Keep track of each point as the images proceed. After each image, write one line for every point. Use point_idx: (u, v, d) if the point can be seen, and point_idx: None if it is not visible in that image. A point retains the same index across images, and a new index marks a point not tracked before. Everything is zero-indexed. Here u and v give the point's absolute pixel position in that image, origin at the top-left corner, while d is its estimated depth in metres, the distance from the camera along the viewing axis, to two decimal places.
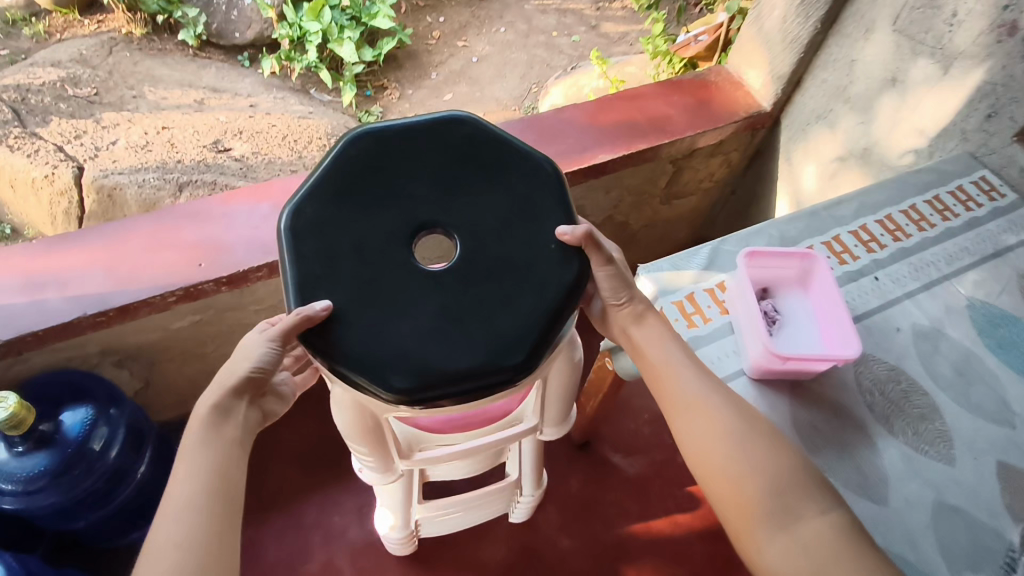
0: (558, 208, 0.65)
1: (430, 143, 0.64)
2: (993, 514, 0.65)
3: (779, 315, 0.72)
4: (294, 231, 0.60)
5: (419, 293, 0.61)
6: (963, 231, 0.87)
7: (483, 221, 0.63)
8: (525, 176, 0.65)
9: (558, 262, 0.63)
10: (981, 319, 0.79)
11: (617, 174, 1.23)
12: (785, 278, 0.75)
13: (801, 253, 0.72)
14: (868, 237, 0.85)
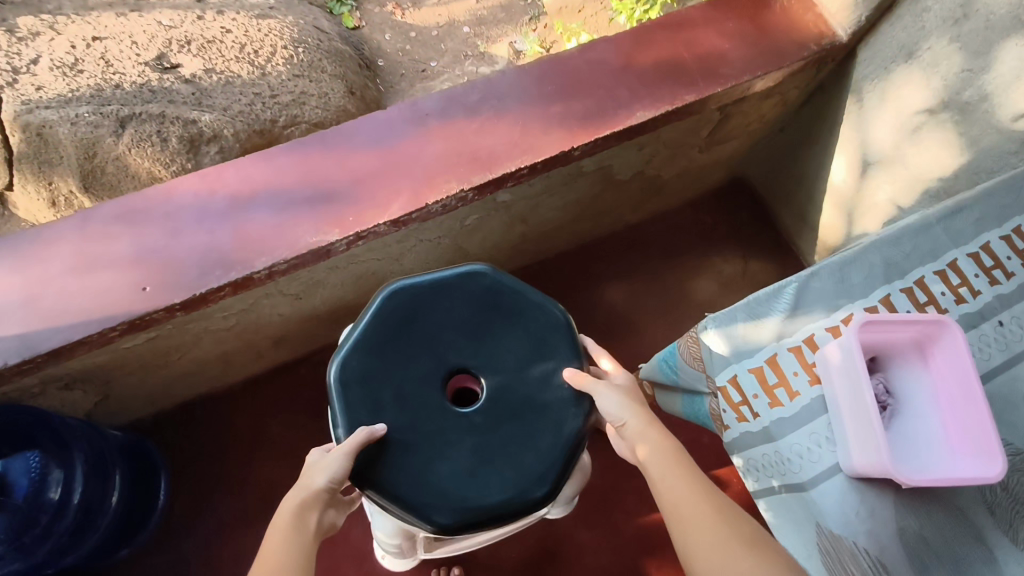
0: (571, 348, 0.65)
1: (455, 293, 0.65)
2: None
3: (891, 399, 0.58)
4: (342, 384, 0.60)
5: (453, 434, 0.60)
6: None
7: (508, 362, 0.63)
8: (542, 318, 0.66)
9: (571, 402, 0.63)
10: None
11: (656, 130, 1.00)
12: (901, 345, 0.59)
13: (926, 321, 0.56)
14: (991, 262, 0.67)
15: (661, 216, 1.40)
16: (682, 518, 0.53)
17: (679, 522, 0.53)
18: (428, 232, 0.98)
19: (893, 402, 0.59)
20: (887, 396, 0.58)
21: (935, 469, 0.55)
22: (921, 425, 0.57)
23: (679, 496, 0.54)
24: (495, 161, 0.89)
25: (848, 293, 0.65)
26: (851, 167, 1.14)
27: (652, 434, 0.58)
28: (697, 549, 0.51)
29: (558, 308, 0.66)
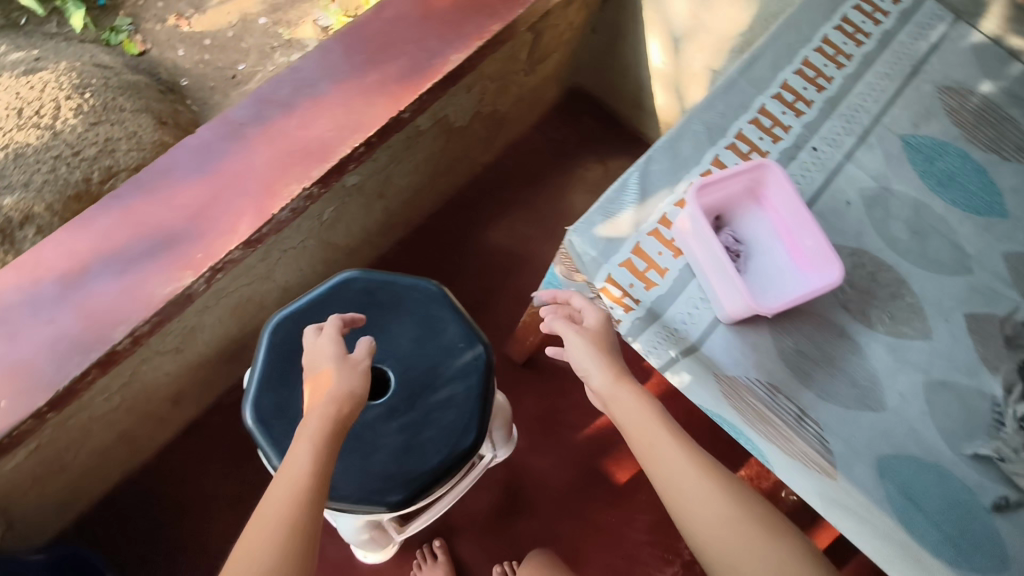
0: (451, 307, 0.66)
1: (331, 304, 0.65)
2: (972, 373, 0.65)
3: (742, 246, 0.64)
4: (262, 424, 0.59)
5: (377, 423, 0.60)
6: (879, 54, 0.78)
7: (402, 342, 0.64)
8: (414, 293, 0.66)
9: (466, 349, 0.64)
10: (917, 157, 0.74)
11: (476, 67, 1.01)
12: (737, 198, 0.65)
13: (751, 167, 0.62)
14: (792, 98, 0.74)
15: (514, 146, 1.42)
16: (691, 497, 0.53)
17: (686, 498, 0.53)
18: (288, 239, 0.95)
19: (744, 249, 0.65)
20: (738, 244, 0.64)
21: (792, 292, 0.61)
22: (771, 260, 0.64)
23: (683, 471, 0.54)
24: (329, 149, 0.86)
25: (684, 167, 0.70)
26: (665, 46, 1.19)
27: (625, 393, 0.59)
28: (712, 527, 0.52)
29: (424, 279, 0.66)
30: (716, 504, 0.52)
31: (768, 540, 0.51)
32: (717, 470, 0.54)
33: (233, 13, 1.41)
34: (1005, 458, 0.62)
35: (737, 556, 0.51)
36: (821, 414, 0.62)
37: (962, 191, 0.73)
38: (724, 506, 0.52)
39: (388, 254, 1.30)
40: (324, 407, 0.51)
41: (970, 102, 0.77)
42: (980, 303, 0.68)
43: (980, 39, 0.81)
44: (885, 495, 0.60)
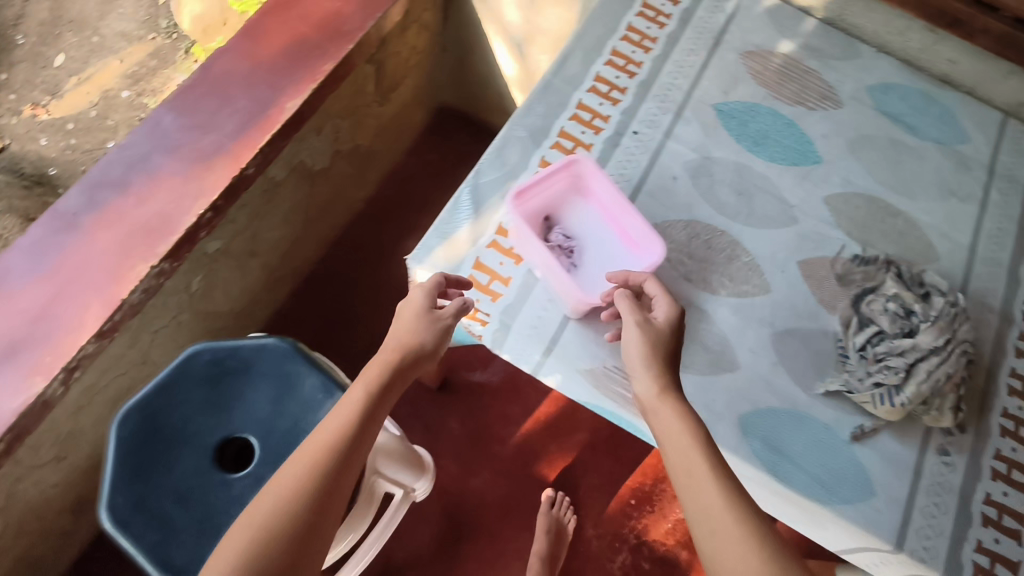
0: (306, 360, 0.65)
1: (178, 383, 0.62)
2: (813, 315, 0.69)
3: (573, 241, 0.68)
4: (121, 524, 0.56)
5: (246, 496, 0.59)
6: (682, 32, 0.84)
7: (261, 408, 0.63)
8: (265, 355, 0.65)
9: (327, 400, 0.64)
10: (730, 122, 0.78)
11: (319, 108, 1.01)
12: (562, 197, 0.70)
13: (566, 165, 0.67)
14: (607, 88, 0.78)
15: (391, 175, 1.43)
16: (720, 539, 0.48)
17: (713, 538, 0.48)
18: (156, 319, 0.93)
19: (576, 243, 0.69)
20: (570, 241, 0.68)
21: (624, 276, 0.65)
22: (601, 250, 0.68)
23: (717, 514, 0.49)
24: (172, 222, 0.84)
25: (513, 174, 0.71)
26: (511, 53, 1.25)
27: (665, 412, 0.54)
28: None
29: (273, 338, 0.65)
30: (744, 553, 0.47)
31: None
32: (757, 527, 0.48)
33: (89, 89, 1.06)
34: (853, 390, 0.64)
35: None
36: None
37: (776, 146, 0.78)
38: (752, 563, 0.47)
39: (284, 308, 1.28)
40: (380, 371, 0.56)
41: (772, 61, 0.83)
42: (808, 249, 0.73)
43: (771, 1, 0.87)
44: (750, 452, 0.63)
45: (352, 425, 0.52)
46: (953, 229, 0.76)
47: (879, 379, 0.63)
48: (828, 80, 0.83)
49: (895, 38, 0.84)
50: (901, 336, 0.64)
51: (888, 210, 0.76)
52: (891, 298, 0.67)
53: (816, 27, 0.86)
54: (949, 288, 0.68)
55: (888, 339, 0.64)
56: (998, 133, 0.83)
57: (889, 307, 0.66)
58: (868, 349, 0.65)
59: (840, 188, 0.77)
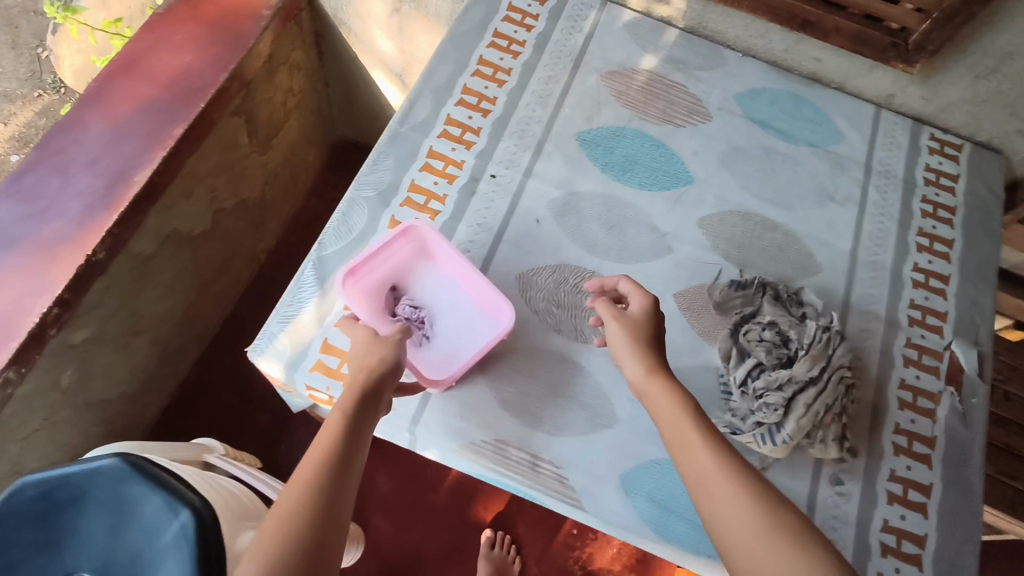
0: (139, 478, 0.59)
1: (10, 523, 0.60)
2: (694, 351, 0.66)
3: (422, 310, 0.68)
4: None
5: None
6: (538, 58, 0.79)
7: (95, 541, 0.59)
8: (95, 479, 0.59)
9: (167, 517, 0.57)
10: (595, 151, 0.74)
11: (180, 172, 0.94)
12: (405, 264, 0.69)
13: (401, 232, 0.66)
14: (459, 131, 0.73)
15: (293, 220, 1.36)
16: (719, 502, 0.45)
17: (712, 506, 0.46)
18: (22, 425, 0.85)
19: (424, 312, 0.68)
20: (419, 310, 0.68)
21: (475, 344, 0.66)
22: (450, 316, 0.68)
23: (716, 476, 0.46)
24: (14, 326, 0.77)
25: (360, 240, 0.67)
26: (393, 83, 1.21)
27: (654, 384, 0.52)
28: (739, 540, 0.44)
29: (103, 460, 0.60)
30: (751, 512, 0.44)
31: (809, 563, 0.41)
32: (758, 482, 0.46)
33: None
34: (737, 431, 0.61)
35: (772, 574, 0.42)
36: (554, 454, 0.60)
37: (645, 171, 0.74)
38: (760, 522, 0.44)
39: (188, 379, 1.19)
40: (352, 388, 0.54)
41: (635, 78, 0.80)
42: (686, 278, 0.69)
43: (631, 15, 0.84)
44: (636, 514, 0.59)
45: (334, 441, 0.51)
46: (832, 236, 0.74)
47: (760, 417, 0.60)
48: (696, 93, 0.80)
49: (758, 41, 0.83)
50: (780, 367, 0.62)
51: (765, 225, 0.73)
52: (767, 326, 0.64)
53: (679, 38, 0.84)
54: (824, 309, 0.66)
55: (766, 371, 0.61)
56: (871, 127, 0.82)
57: (766, 336, 0.63)
58: (749, 384, 0.62)
59: (715, 208, 0.73)
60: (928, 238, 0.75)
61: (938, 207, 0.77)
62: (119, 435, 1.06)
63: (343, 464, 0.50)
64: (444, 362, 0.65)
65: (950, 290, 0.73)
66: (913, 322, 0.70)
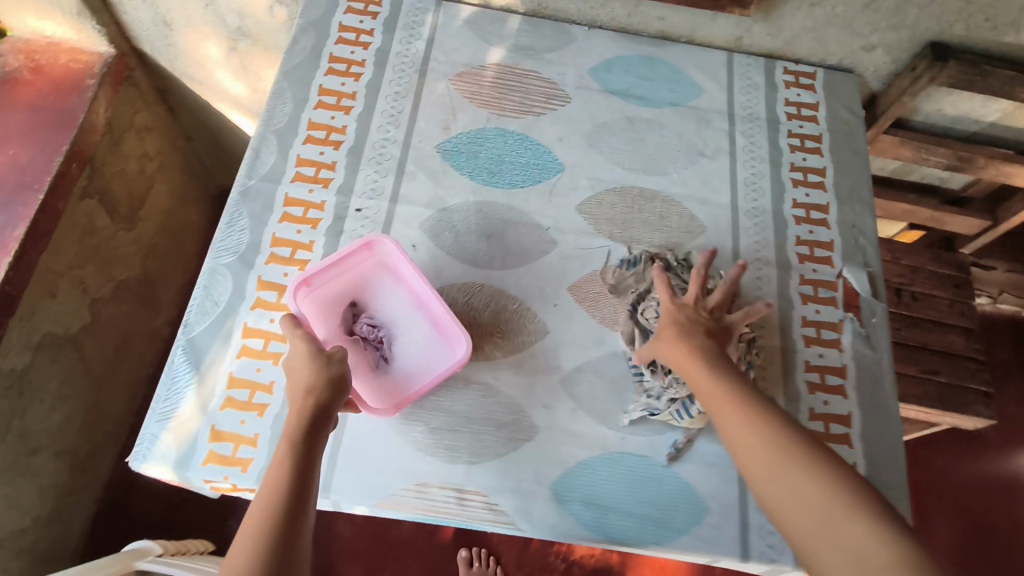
0: None
1: None
2: (598, 339, 0.65)
3: (380, 333, 0.64)
4: None
5: None
6: (382, 76, 0.76)
7: None
8: None
9: None
10: (459, 160, 0.72)
11: (35, 272, 0.87)
12: (369, 280, 0.65)
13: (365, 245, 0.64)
14: (313, 170, 0.69)
15: (190, 284, 1.29)
16: (733, 431, 0.48)
17: (735, 445, 0.48)
18: None
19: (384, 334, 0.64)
20: (377, 330, 0.64)
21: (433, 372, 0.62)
22: (409, 342, 0.64)
23: (729, 408, 0.49)
24: None
25: (231, 311, 0.62)
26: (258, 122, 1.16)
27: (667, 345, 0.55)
28: (754, 463, 0.46)
29: None
30: (775, 459, 0.45)
31: (843, 501, 0.42)
32: (767, 411, 0.48)
33: None
34: (655, 412, 0.61)
35: (805, 521, 0.42)
36: (479, 483, 0.58)
37: (513, 168, 0.73)
38: (788, 469, 0.44)
39: (114, 478, 1.12)
40: (292, 414, 0.50)
41: (485, 75, 0.78)
42: (576, 268, 0.68)
43: (468, 10, 0.82)
44: (574, 521, 0.57)
45: (282, 469, 0.47)
46: (710, 191, 0.74)
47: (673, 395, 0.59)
48: (549, 77, 0.79)
49: (600, 11, 0.82)
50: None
51: (643, 196, 0.73)
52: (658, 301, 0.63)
53: (521, 24, 0.82)
54: (710, 266, 0.66)
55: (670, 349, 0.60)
56: (727, 74, 0.82)
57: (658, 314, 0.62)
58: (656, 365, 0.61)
59: (590, 191, 0.73)
60: (801, 172, 0.77)
61: (804, 139, 0.79)
62: (50, 562, 0.98)
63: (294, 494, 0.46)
64: (392, 392, 0.62)
65: (831, 219, 0.74)
66: (803, 259, 0.71)
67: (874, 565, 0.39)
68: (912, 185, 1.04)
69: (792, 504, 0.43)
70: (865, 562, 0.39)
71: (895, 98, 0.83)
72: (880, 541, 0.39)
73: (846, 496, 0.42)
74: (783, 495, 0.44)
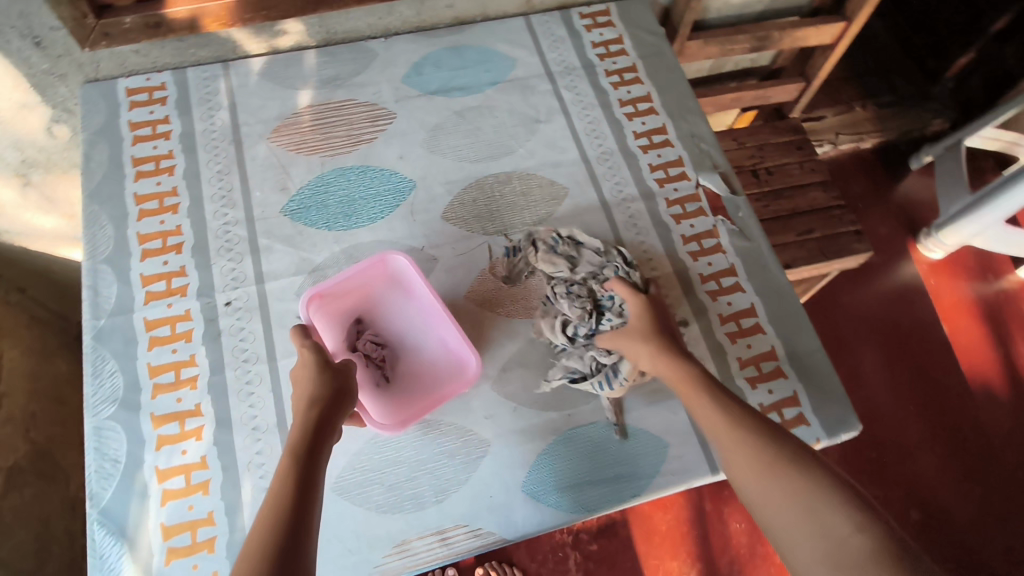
0: None
1: None
2: (512, 333, 0.66)
3: (382, 352, 0.65)
4: None
5: None
6: (197, 161, 0.72)
7: None
8: None
9: None
10: (312, 214, 0.70)
11: None
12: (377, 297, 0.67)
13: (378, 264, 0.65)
14: (163, 284, 0.65)
15: None
16: (717, 434, 0.49)
17: (720, 445, 0.49)
18: None
19: (385, 353, 0.65)
20: (379, 347, 0.65)
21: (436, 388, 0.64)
22: (411, 360, 0.65)
23: (713, 415, 0.50)
24: None
25: (135, 463, 0.58)
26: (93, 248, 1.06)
27: (644, 346, 0.57)
28: (737, 463, 0.47)
29: None
30: (751, 461, 0.46)
31: (817, 490, 0.43)
32: (747, 414, 0.49)
33: None
34: (576, 378, 0.62)
35: (785, 517, 0.43)
36: (453, 516, 0.57)
37: (368, 202, 0.71)
38: (765, 469, 0.45)
39: None
40: (299, 420, 0.48)
41: (302, 121, 0.75)
42: (464, 276, 0.68)
43: (259, 62, 0.78)
44: (554, 510, 0.58)
45: (291, 467, 0.45)
46: (559, 153, 0.76)
47: (598, 359, 0.61)
48: (367, 100, 0.77)
49: (390, 19, 0.81)
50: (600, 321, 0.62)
51: (499, 181, 0.74)
52: (578, 282, 0.63)
53: (318, 57, 0.79)
54: (603, 245, 0.64)
55: (588, 324, 0.62)
56: (531, 37, 0.84)
57: (571, 293, 0.62)
58: (577, 335, 0.62)
59: (449, 196, 0.72)
60: (630, 105, 0.80)
61: (621, 73, 0.82)
62: None
63: (305, 487, 0.44)
64: (394, 409, 0.63)
65: (673, 137, 0.78)
66: (663, 183, 0.75)
67: (850, 550, 0.39)
68: (731, 75, 1.16)
69: (773, 499, 0.44)
70: (839, 549, 0.40)
71: (684, 8, 0.88)
72: (855, 527, 0.40)
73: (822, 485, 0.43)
74: (764, 492, 0.45)
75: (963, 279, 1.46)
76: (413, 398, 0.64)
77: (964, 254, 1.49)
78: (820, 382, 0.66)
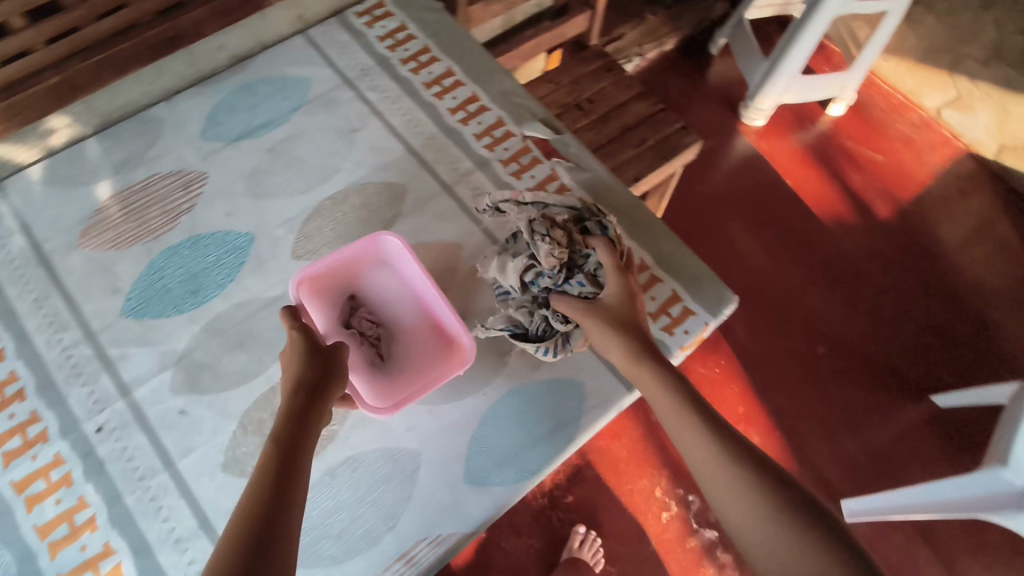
0: None
1: None
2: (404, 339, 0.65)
3: (377, 333, 0.65)
4: None
5: None
6: (6, 298, 0.65)
7: None
8: None
9: None
10: (156, 304, 0.65)
11: None
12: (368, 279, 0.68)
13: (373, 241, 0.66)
14: (18, 439, 0.59)
15: None
16: (711, 480, 0.50)
17: (716, 493, 0.50)
18: None
19: (381, 334, 0.66)
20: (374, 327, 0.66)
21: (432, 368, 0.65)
22: (407, 340, 0.66)
23: (709, 461, 0.51)
24: None
25: None
26: None
27: (627, 360, 0.59)
28: (738, 516, 0.48)
29: None
30: (734, 495, 0.48)
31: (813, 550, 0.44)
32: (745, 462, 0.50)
33: None
34: (517, 330, 0.64)
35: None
36: (408, 535, 0.57)
37: (212, 269, 0.67)
38: (758, 513, 0.47)
39: None
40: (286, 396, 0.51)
41: (110, 214, 0.70)
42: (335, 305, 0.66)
43: (37, 169, 0.71)
44: (502, 485, 0.59)
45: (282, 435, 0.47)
46: (386, 153, 0.75)
47: (550, 322, 0.64)
48: (171, 168, 0.73)
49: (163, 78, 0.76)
50: (565, 281, 0.64)
51: (338, 201, 0.72)
52: (557, 228, 0.64)
53: (101, 144, 0.74)
54: (589, 210, 0.67)
55: (551, 277, 0.63)
56: (317, 51, 0.82)
57: (553, 243, 0.62)
58: (533, 285, 0.64)
59: (293, 235, 0.70)
60: (436, 84, 0.81)
61: (417, 58, 0.83)
62: None
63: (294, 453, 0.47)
64: (387, 390, 0.64)
65: (486, 102, 0.80)
66: (493, 147, 0.77)
67: None
68: (529, 19, 1.24)
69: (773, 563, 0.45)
70: None
71: None
72: None
73: (803, 530, 0.45)
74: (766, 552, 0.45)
75: (786, 135, 1.68)
76: (410, 377, 0.65)
77: (781, 113, 1.71)
78: (692, 274, 0.71)
